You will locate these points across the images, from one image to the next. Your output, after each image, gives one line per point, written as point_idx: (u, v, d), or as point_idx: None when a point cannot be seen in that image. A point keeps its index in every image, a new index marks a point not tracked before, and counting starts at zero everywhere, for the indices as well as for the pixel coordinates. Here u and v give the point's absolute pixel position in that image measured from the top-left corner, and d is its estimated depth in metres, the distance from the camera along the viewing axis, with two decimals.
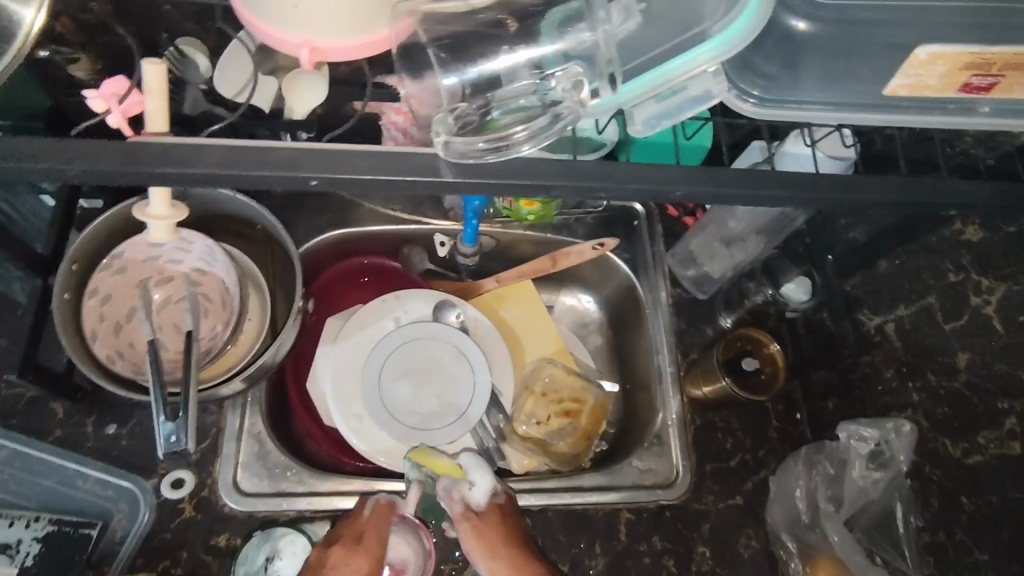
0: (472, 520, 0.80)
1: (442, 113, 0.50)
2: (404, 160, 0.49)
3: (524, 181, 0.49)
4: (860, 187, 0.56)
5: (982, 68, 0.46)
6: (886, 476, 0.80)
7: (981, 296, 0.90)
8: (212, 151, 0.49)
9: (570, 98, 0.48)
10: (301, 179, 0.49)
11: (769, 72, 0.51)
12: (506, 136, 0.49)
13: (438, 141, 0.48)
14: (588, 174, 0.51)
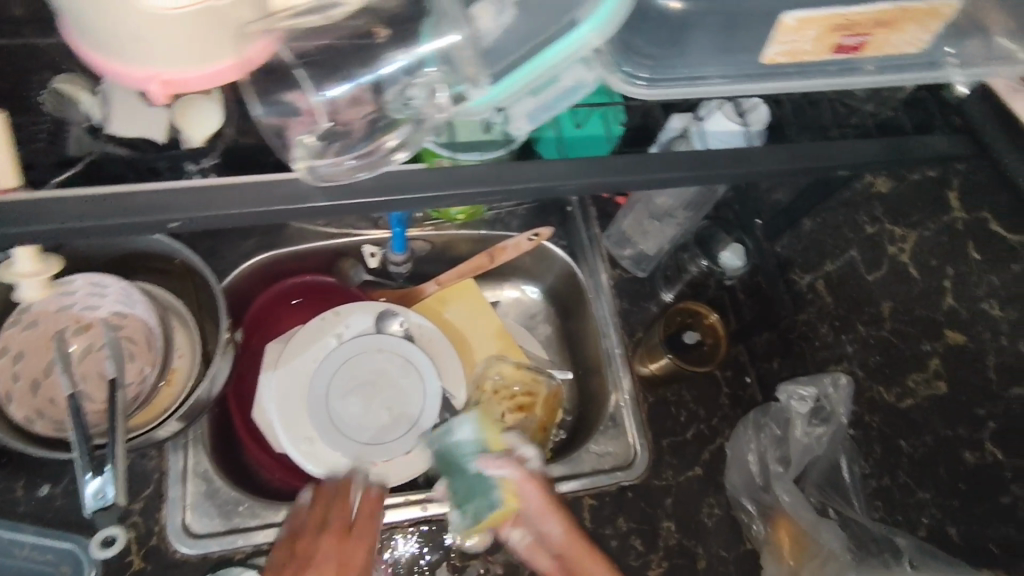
0: (539, 484, 0.79)
1: (303, 133, 0.50)
2: (277, 186, 0.51)
3: (395, 196, 0.51)
4: (756, 156, 0.58)
5: (850, 29, 0.45)
6: (829, 431, 0.83)
7: (895, 244, 0.76)
8: (72, 201, 0.49)
9: (428, 106, 0.49)
10: (173, 221, 0.50)
11: (651, 53, 0.50)
12: (375, 149, 0.51)
13: (302, 165, 0.50)
14: (467, 182, 0.53)
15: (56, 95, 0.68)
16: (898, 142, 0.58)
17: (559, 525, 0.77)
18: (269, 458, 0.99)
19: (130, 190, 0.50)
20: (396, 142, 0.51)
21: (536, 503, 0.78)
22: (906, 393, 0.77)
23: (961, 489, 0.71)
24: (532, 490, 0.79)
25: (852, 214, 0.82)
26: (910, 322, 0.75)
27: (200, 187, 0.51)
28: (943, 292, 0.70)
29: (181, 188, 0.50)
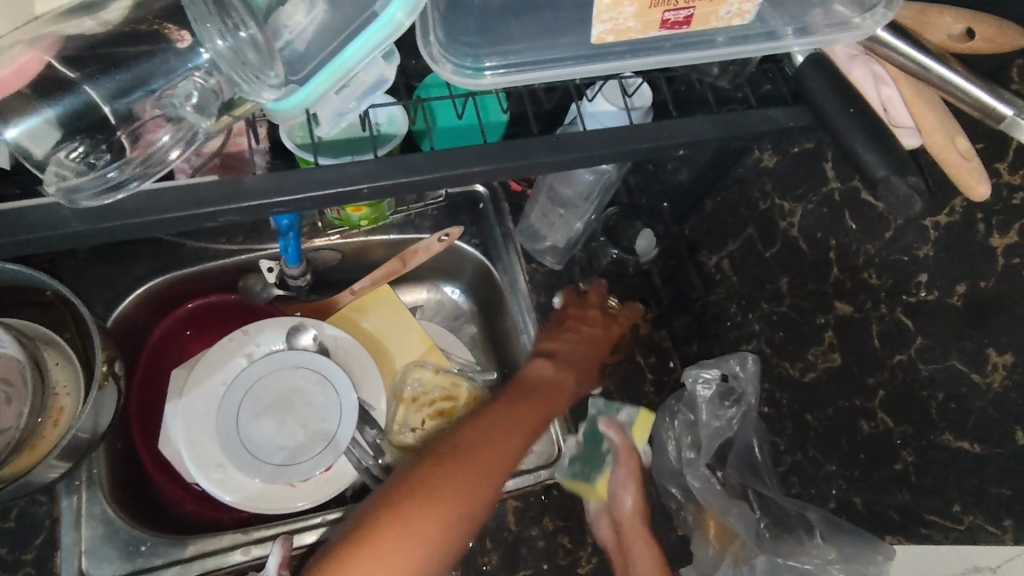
0: (634, 459, 0.88)
1: (57, 150, 0.47)
2: (50, 212, 0.48)
3: (169, 212, 0.48)
4: (583, 143, 0.55)
5: (669, 3, 0.43)
6: (739, 412, 0.82)
7: (786, 219, 0.75)
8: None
9: (189, 115, 0.48)
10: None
11: (473, 41, 0.49)
12: (142, 156, 0.48)
13: (55, 187, 0.47)
14: (264, 192, 0.50)
15: None
16: (731, 118, 0.55)
17: (635, 497, 0.86)
18: (185, 492, 0.95)
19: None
20: (168, 142, 0.49)
21: (619, 475, 0.88)
22: (809, 366, 0.76)
23: (862, 458, 0.71)
24: (632, 466, 0.88)
25: (746, 190, 0.81)
26: (804, 296, 0.75)
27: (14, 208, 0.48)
28: (830, 263, 0.70)
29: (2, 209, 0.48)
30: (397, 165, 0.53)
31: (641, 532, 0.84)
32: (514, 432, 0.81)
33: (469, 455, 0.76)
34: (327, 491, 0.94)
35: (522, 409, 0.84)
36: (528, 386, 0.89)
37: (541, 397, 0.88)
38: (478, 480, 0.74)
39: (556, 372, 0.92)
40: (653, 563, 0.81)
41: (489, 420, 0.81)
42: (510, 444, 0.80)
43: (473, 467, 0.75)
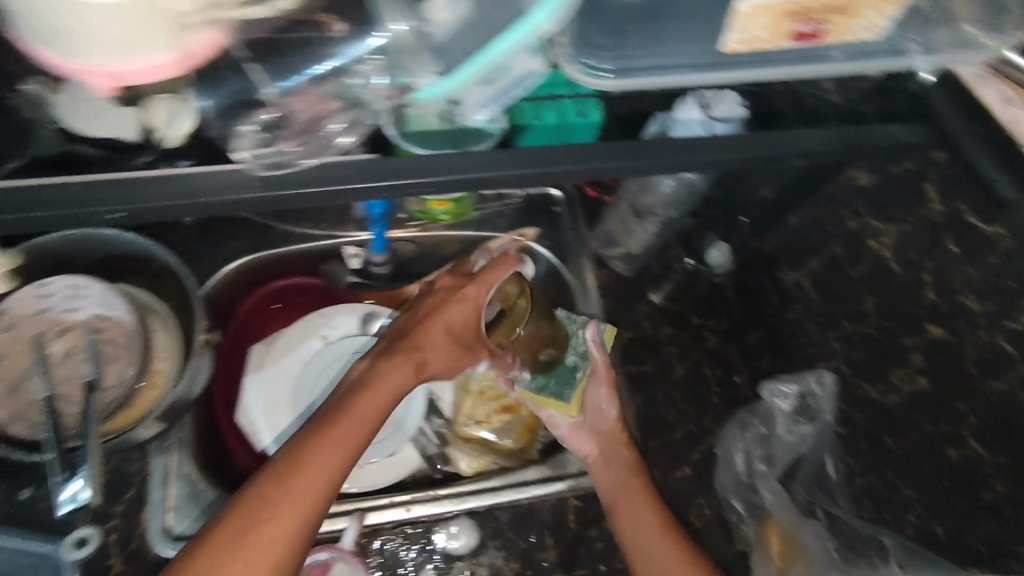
0: (610, 379, 0.89)
1: (248, 126, 0.53)
2: (216, 178, 0.52)
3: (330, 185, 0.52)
4: (700, 149, 0.56)
5: (803, 16, 0.43)
6: (814, 429, 0.84)
7: (876, 239, 0.75)
8: (13, 192, 0.49)
9: (370, 92, 0.53)
10: (111, 213, 0.50)
11: (602, 43, 0.50)
12: (313, 134, 0.52)
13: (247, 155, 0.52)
14: (418, 169, 0.53)
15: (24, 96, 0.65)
16: (855, 130, 0.56)
17: (617, 411, 0.89)
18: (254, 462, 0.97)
19: (68, 182, 0.51)
20: (338, 130, 0.53)
21: (600, 394, 0.89)
22: (892, 389, 0.75)
23: (946, 487, 0.69)
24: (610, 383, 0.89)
25: (834, 208, 0.81)
26: (892, 317, 0.74)
27: (138, 180, 0.51)
28: (924, 285, 0.69)
29: (117, 180, 0.51)
30: (516, 156, 0.54)
31: (623, 447, 0.87)
32: (393, 382, 0.78)
33: (330, 425, 0.71)
34: (392, 475, 0.97)
35: (399, 369, 0.79)
36: (412, 368, 0.80)
37: (412, 363, 0.80)
38: (346, 435, 0.70)
39: (431, 334, 0.83)
40: (637, 480, 0.84)
41: (374, 388, 0.76)
42: (387, 392, 0.77)
43: (353, 421, 0.72)
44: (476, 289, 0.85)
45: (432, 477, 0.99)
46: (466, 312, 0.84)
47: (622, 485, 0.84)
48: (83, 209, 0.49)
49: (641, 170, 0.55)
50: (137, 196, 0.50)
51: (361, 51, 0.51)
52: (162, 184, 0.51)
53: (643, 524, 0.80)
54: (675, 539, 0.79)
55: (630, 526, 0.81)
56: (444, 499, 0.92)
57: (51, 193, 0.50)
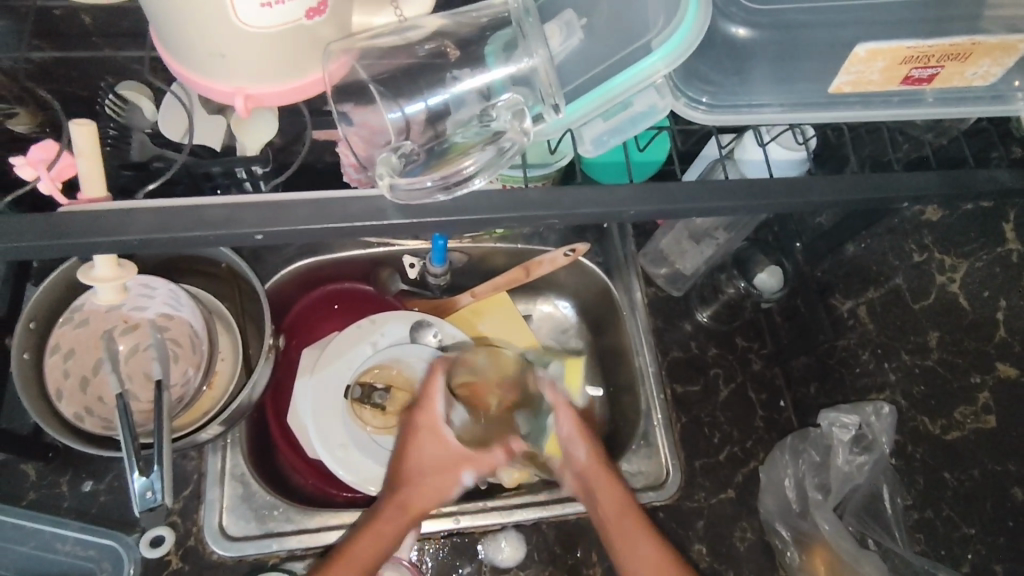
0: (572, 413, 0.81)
1: (385, 151, 0.45)
2: (346, 208, 0.45)
3: (467, 218, 0.44)
4: (813, 186, 0.49)
5: (920, 61, 0.45)
6: (871, 460, 0.82)
7: (944, 274, 0.75)
8: (140, 215, 0.44)
9: (513, 129, 0.45)
10: (246, 236, 0.45)
11: (715, 79, 0.49)
12: (456, 171, 0.45)
13: (382, 184, 0.44)
14: (530, 203, 0.45)
15: (120, 101, 0.69)
16: (953, 173, 0.50)
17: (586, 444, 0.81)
18: (301, 462, 0.98)
19: (200, 203, 0.45)
20: (474, 168, 0.45)
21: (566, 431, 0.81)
22: (953, 425, 0.76)
23: (1007, 527, 0.71)
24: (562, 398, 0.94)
25: (899, 241, 0.80)
26: (959, 354, 0.75)
27: (275, 201, 0.45)
28: (997, 323, 0.71)
29: (246, 202, 0.45)
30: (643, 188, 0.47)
31: (604, 471, 0.79)
32: (430, 497, 0.76)
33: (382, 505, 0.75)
34: None
35: (433, 468, 0.76)
36: (426, 494, 0.75)
37: (440, 469, 0.76)
38: (386, 530, 0.73)
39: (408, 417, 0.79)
40: (622, 491, 0.79)
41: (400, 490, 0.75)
42: (420, 504, 0.76)
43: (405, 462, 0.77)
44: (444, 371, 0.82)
45: (478, 487, 0.98)
46: (424, 440, 0.76)
47: (608, 497, 0.78)
48: (216, 232, 0.44)
49: (746, 200, 0.48)
50: (271, 217, 0.44)
51: (492, 84, 0.46)
52: (289, 208, 0.45)
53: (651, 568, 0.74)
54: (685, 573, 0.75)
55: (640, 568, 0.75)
56: (492, 511, 0.92)
57: (169, 216, 0.44)
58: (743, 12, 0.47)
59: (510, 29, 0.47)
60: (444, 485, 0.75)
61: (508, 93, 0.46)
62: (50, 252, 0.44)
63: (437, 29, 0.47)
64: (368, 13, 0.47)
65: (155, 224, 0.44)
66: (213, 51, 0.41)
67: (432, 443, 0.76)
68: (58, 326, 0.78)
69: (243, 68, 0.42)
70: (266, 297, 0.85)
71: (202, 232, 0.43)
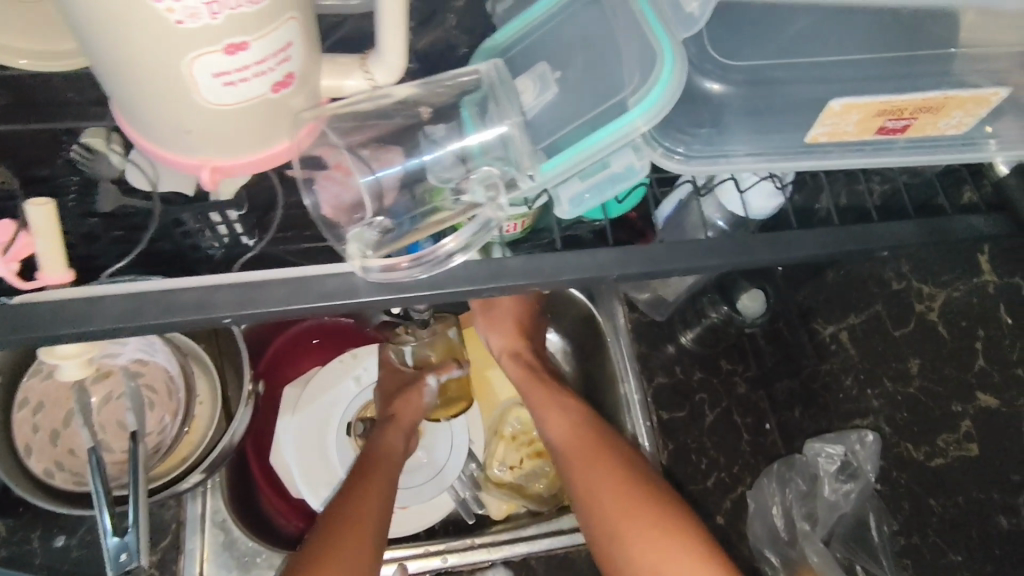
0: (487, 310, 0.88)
1: (359, 227, 0.45)
2: (322, 283, 0.45)
3: (449, 287, 0.44)
4: (797, 240, 0.48)
5: (894, 114, 0.45)
6: (857, 487, 0.83)
7: (923, 302, 0.75)
8: (108, 302, 0.43)
9: (489, 205, 0.44)
10: (217, 318, 0.44)
11: (689, 130, 0.48)
12: (433, 249, 0.44)
13: (355, 261, 0.44)
14: (510, 271, 0.45)
15: (87, 150, 0.64)
16: (932, 222, 0.50)
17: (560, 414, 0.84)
18: (283, 503, 0.96)
19: (170, 287, 0.44)
20: (453, 245, 0.44)
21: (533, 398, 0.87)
22: (936, 452, 0.75)
23: (996, 554, 0.69)
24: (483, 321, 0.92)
25: (878, 268, 0.81)
26: (936, 380, 0.74)
27: (249, 281, 0.44)
28: (975, 352, 0.70)
29: (219, 284, 0.44)
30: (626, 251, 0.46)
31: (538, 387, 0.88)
32: (394, 441, 0.86)
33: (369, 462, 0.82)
34: (425, 519, 0.95)
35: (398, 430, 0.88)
36: (400, 428, 0.88)
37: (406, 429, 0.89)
38: (377, 495, 0.77)
39: (391, 437, 0.86)
40: (602, 464, 0.78)
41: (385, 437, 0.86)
42: (387, 454, 0.84)
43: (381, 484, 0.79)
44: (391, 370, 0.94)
45: (467, 522, 0.97)
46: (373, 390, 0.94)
47: (589, 469, 0.78)
48: (187, 317, 0.43)
49: (727, 253, 0.47)
50: (247, 299, 0.44)
51: (468, 149, 0.46)
52: (264, 289, 0.44)
53: (615, 499, 0.75)
54: (656, 508, 0.73)
55: (609, 504, 0.75)
56: (479, 548, 0.90)
57: (141, 303, 0.43)
58: (718, 67, 0.48)
59: (481, 90, 0.47)
60: (418, 404, 0.90)
61: (485, 163, 0.46)
62: (9, 331, 0.42)
63: (409, 97, 0.47)
64: (338, 76, 0.43)
65: (128, 312, 0.43)
66: (179, 127, 0.40)
67: (416, 395, 0.91)
68: (26, 380, 0.76)
69: (209, 141, 0.41)
70: (242, 340, 0.84)
71: (175, 321, 0.42)
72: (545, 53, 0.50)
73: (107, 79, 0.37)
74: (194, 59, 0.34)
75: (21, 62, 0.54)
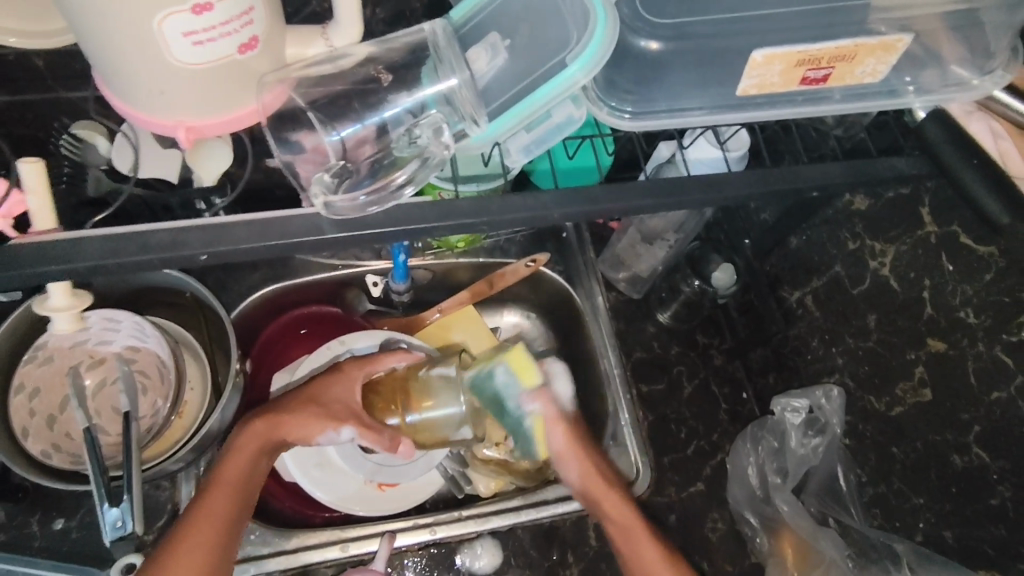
0: (567, 430, 0.84)
1: (319, 172, 0.49)
2: (287, 225, 0.49)
3: (406, 227, 0.49)
4: (731, 181, 0.54)
5: (811, 63, 0.50)
6: (824, 442, 0.86)
7: (876, 259, 0.79)
8: (89, 243, 0.46)
9: (434, 144, 0.49)
10: (191, 257, 0.47)
11: (632, 89, 0.54)
12: (387, 183, 0.49)
13: (317, 201, 0.48)
14: (462, 211, 0.49)
15: (75, 141, 0.71)
16: (860, 164, 0.56)
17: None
18: (272, 483, 0.97)
19: (145, 229, 0.47)
20: (404, 181, 0.50)
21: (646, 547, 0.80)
22: (896, 401, 0.80)
23: (953, 491, 0.75)
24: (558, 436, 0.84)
25: (835, 231, 0.85)
26: (895, 333, 0.79)
27: (218, 224, 0.48)
28: (924, 301, 0.75)
29: (193, 224, 0.48)
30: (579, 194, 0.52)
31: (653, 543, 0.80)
32: (241, 463, 0.73)
33: (205, 508, 0.70)
34: (415, 497, 0.96)
35: (250, 446, 0.74)
36: (262, 444, 0.75)
37: (262, 450, 0.75)
38: (210, 520, 0.70)
39: (247, 447, 0.74)
40: None
41: (230, 462, 0.73)
42: (230, 471, 0.73)
43: (223, 498, 0.71)
44: (341, 389, 0.79)
45: (456, 496, 0.99)
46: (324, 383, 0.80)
47: None
48: (163, 255, 0.47)
49: (672, 207, 0.53)
50: (218, 238, 0.47)
51: (423, 102, 0.50)
52: (237, 228, 0.48)
53: None
54: None
55: None
56: (468, 519, 0.92)
57: (124, 242, 0.47)
58: (649, 26, 0.51)
59: (429, 54, 0.51)
60: (309, 432, 0.76)
61: (437, 111, 0.50)
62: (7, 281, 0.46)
63: (367, 56, 0.51)
64: (303, 44, 0.50)
65: (109, 249, 0.46)
66: (153, 88, 0.45)
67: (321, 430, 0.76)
68: (21, 366, 0.79)
69: (178, 101, 0.46)
70: (231, 325, 0.86)
71: (150, 255, 0.46)
72: (496, 23, 0.52)
73: (92, 51, 0.43)
74: (163, 20, 0.40)
75: (11, 41, 0.60)
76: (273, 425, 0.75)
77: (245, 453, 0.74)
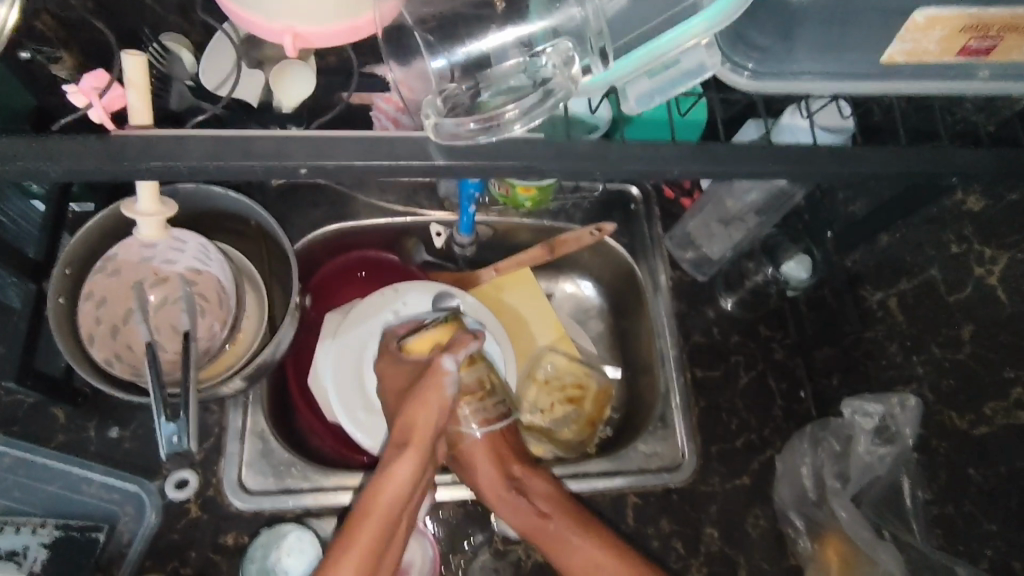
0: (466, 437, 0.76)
1: (431, 97, 0.49)
2: (392, 146, 0.48)
3: (515, 162, 0.48)
4: (861, 158, 0.52)
5: (979, 31, 0.48)
6: (892, 451, 0.81)
7: (983, 266, 0.73)
8: (191, 146, 0.47)
9: (561, 75, 0.48)
10: (290, 171, 0.48)
11: (763, 44, 0.52)
12: (497, 115, 0.47)
13: (427, 123, 0.48)
14: (579, 154, 0.49)
15: (162, 50, 0.70)
16: (1006, 154, 0.54)
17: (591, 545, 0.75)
18: (321, 425, 0.96)
19: (250, 136, 0.48)
20: (515, 113, 0.47)
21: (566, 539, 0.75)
22: (981, 420, 0.75)
23: None
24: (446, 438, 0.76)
25: (937, 231, 0.79)
26: (991, 347, 0.73)
27: (321, 139, 0.48)
28: None
29: (296, 137, 0.48)
30: (693, 150, 0.50)
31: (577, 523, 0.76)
32: (401, 477, 0.68)
33: (362, 526, 0.65)
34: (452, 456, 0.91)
35: (410, 465, 0.68)
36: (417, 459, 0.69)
37: (423, 476, 0.69)
38: (372, 533, 0.65)
39: (401, 462, 0.68)
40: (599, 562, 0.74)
41: (382, 492, 0.67)
42: (391, 483, 0.67)
43: (389, 492, 0.67)
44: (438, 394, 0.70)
45: None
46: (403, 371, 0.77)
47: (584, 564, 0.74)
48: (264, 165, 0.47)
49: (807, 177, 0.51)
50: (321, 153, 0.48)
51: (532, 33, 0.50)
52: (339, 148, 0.48)
53: None
54: None
55: None
56: None
57: (228, 149, 0.47)
58: None
59: None
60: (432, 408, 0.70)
61: (550, 42, 0.49)
62: (109, 178, 0.48)
63: None
64: None
65: (212, 153, 0.47)
66: None
67: (434, 384, 0.70)
68: (91, 274, 0.79)
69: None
70: (294, 257, 0.85)
71: (252, 163, 0.46)
72: None
73: None
74: None
75: None
76: (415, 442, 0.69)
77: (406, 465, 0.68)
